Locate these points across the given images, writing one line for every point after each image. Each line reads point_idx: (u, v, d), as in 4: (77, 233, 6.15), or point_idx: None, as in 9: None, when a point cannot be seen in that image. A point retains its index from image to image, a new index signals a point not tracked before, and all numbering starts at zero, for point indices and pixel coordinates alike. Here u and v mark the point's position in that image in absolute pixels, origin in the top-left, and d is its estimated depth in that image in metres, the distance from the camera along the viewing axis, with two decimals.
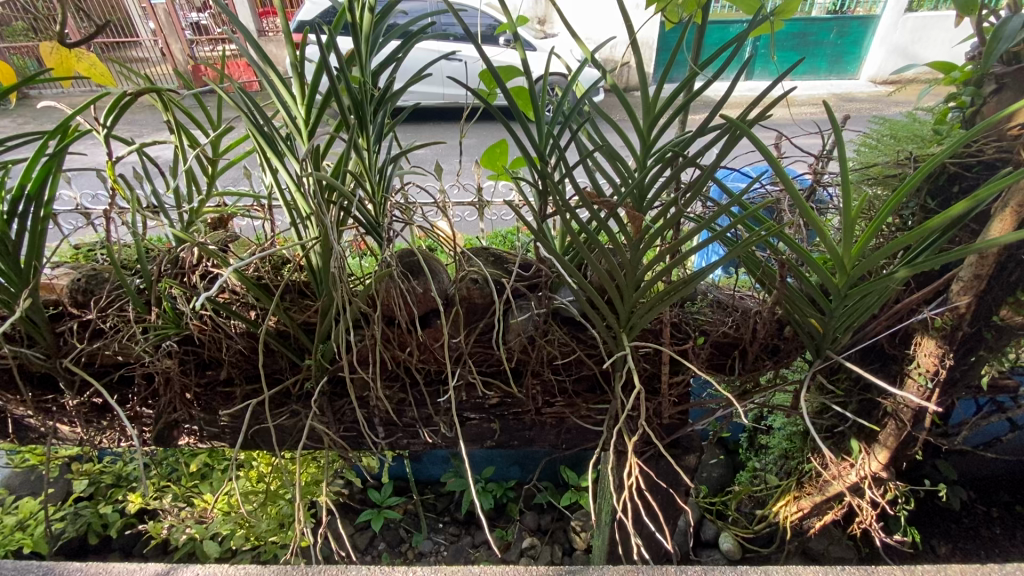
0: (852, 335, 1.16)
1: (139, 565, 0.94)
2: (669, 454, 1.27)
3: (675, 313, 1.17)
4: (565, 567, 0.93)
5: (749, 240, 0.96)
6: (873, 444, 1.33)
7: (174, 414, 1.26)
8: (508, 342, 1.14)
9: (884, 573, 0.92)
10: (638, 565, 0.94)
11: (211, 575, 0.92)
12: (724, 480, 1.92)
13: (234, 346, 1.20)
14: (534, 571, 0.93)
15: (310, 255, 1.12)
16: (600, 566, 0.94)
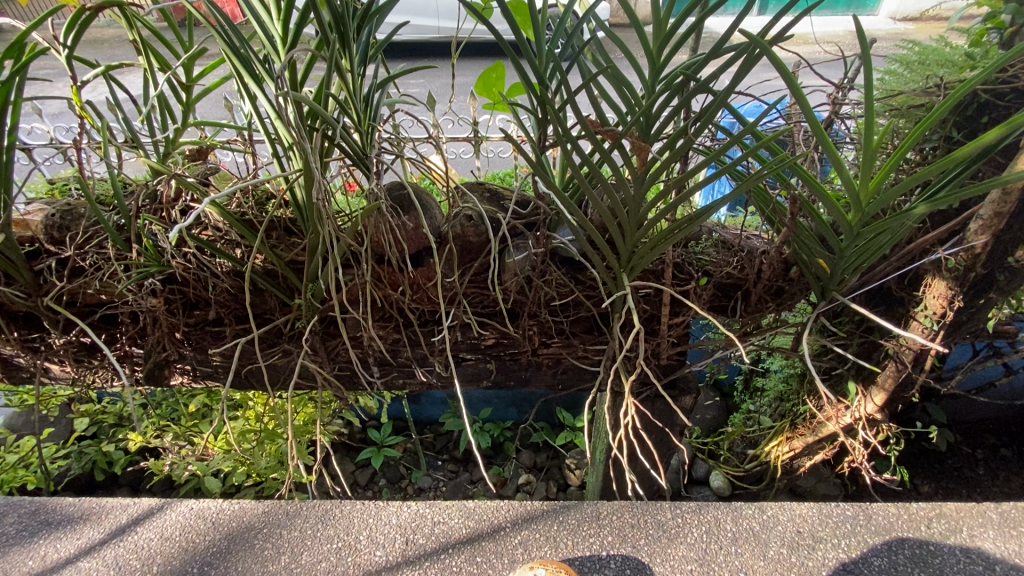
0: (860, 277, 1.12)
1: (132, 500, 0.93)
2: (666, 394, 1.27)
3: (678, 253, 1.12)
4: (560, 501, 0.93)
5: (761, 174, 0.90)
6: (871, 386, 1.33)
7: (164, 353, 1.23)
8: (503, 283, 1.09)
9: (878, 509, 0.93)
10: (632, 500, 0.94)
11: (205, 508, 0.92)
12: (718, 421, 1.95)
13: (221, 284, 1.16)
14: (529, 506, 0.93)
15: (294, 189, 1.06)
16: (595, 501, 0.94)
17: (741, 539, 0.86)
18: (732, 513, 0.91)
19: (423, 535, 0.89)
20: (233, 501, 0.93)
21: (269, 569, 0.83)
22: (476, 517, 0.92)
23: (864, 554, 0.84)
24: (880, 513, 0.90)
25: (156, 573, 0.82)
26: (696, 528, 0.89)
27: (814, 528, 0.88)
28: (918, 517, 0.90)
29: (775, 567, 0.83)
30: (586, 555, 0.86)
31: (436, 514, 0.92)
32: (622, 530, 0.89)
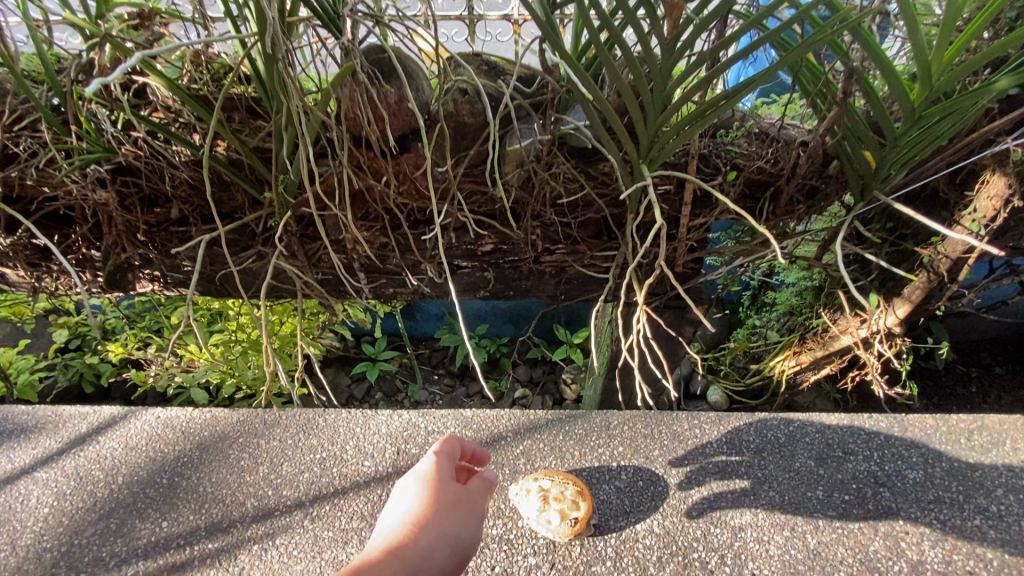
0: (906, 174, 1.00)
1: (91, 409, 0.94)
2: (677, 304, 1.18)
3: (705, 143, 0.98)
4: (567, 410, 0.93)
5: (818, 38, 0.74)
6: (894, 299, 1.24)
7: (124, 256, 1.11)
8: (504, 176, 0.95)
9: (916, 420, 0.91)
10: (643, 409, 0.94)
11: (172, 418, 0.92)
12: (718, 338, 1.83)
13: (180, 176, 1.01)
14: (539, 415, 0.93)
15: (254, 57, 0.88)
16: (605, 411, 0.94)
17: (764, 451, 0.87)
18: (756, 424, 0.91)
19: (415, 444, 0.88)
20: (201, 411, 0.93)
21: (248, 480, 0.84)
22: (474, 427, 0.91)
23: (903, 462, 0.85)
24: (915, 425, 0.90)
25: (122, 484, 0.83)
26: (715, 436, 0.90)
27: (844, 440, 0.88)
28: (958, 430, 0.90)
29: (801, 478, 0.84)
30: (593, 466, 0.86)
31: (430, 424, 0.91)
32: (634, 441, 0.89)
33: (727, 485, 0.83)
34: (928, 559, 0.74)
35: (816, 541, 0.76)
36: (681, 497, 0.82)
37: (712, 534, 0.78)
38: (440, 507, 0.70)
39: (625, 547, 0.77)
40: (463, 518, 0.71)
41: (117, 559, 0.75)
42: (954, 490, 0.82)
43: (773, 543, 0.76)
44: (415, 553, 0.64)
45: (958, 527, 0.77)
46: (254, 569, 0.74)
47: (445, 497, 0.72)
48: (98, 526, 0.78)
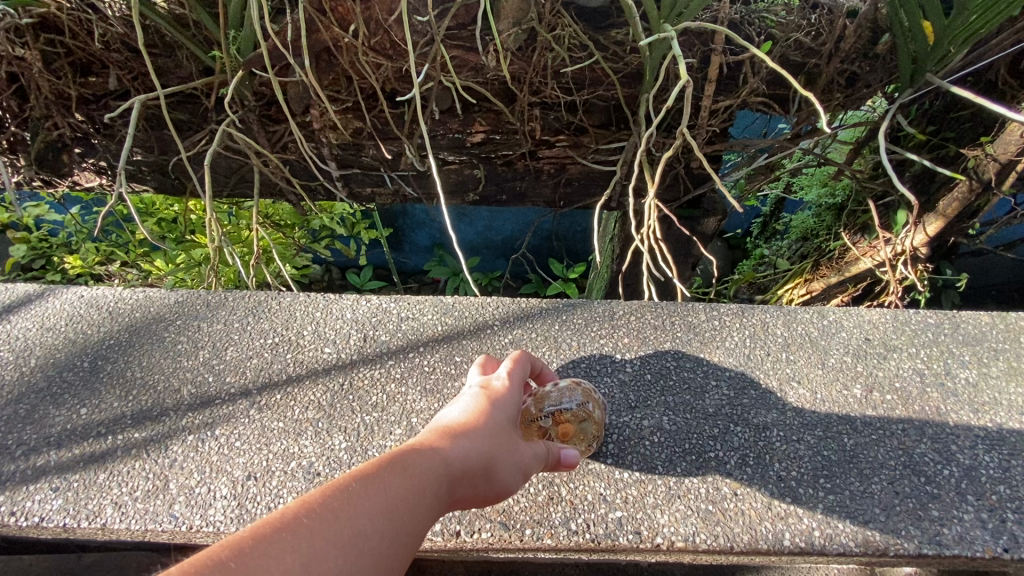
0: (967, 54, 0.85)
1: (3, 287, 0.84)
2: (687, 212, 1.06)
3: (736, 8, 0.84)
4: (565, 300, 0.83)
5: None
6: (926, 214, 1.12)
7: (55, 134, 0.97)
8: (498, 35, 0.80)
9: (968, 315, 0.82)
10: (653, 300, 0.85)
11: (96, 296, 0.82)
12: (723, 270, 1.72)
13: (113, 32, 0.85)
14: (533, 304, 0.83)
15: None
16: (609, 300, 0.83)
17: (793, 345, 0.78)
18: (785, 317, 0.81)
19: (386, 330, 0.79)
20: (131, 291, 0.83)
21: (186, 365, 0.75)
22: (455, 314, 0.81)
23: (944, 363, 0.77)
24: (971, 323, 0.81)
25: (35, 367, 0.74)
26: (737, 331, 0.80)
27: (885, 336, 0.79)
28: (1014, 327, 0.80)
29: (836, 375, 0.75)
30: (593, 357, 0.77)
31: (404, 310, 0.81)
32: (642, 332, 0.80)
33: (748, 381, 0.75)
34: (983, 464, 0.67)
35: (853, 442, 0.69)
36: (696, 393, 0.73)
37: (732, 431, 0.70)
38: (495, 418, 0.55)
39: (627, 445, 0.69)
40: (519, 439, 0.55)
41: (26, 448, 0.67)
42: (1010, 391, 0.74)
43: (802, 444, 0.69)
44: (467, 461, 0.48)
45: (1015, 431, 0.70)
46: (189, 461, 0.66)
47: (503, 411, 0.56)
48: (5, 412, 0.70)
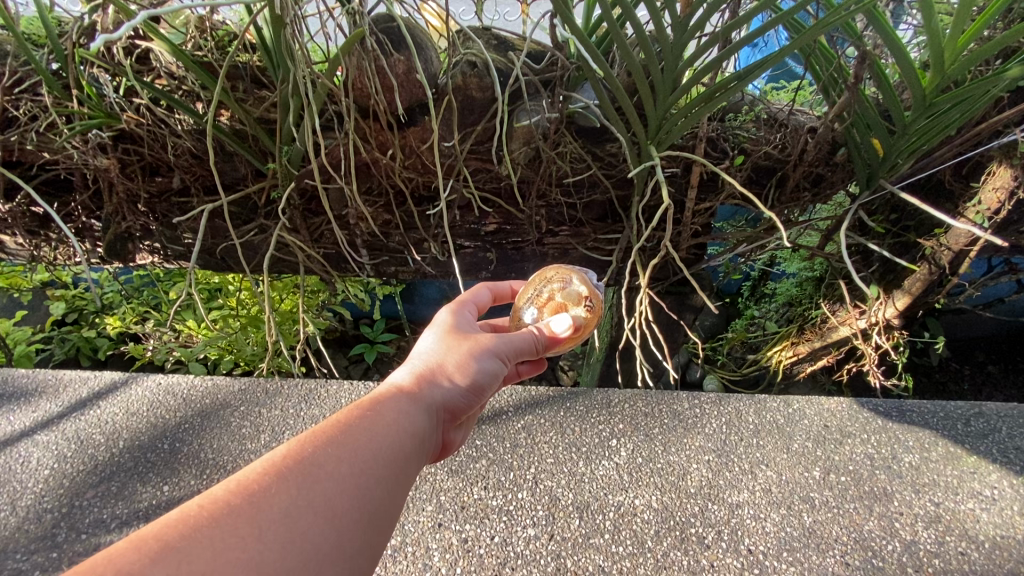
0: (914, 164, 0.99)
1: (92, 376, 1.05)
2: (678, 291, 1.20)
3: (713, 126, 0.98)
4: (569, 390, 0.99)
5: (833, 19, 0.75)
6: (894, 291, 1.25)
7: (124, 225, 1.11)
8: (511, 152, 0.95)
9: (912, 406, 0.97)
10: (644, 390, 1.00)
11: (174, 383, 1.03)
12: (717, 328, 1.80)
13: (183, 145, 1.00)
14: (540, 393, 1.00)
15: (261, 24, 0.87)
16: (606, 390, 1.00)
17: (762, 432, 0.91)
18: (756, 407, 0.96)
19: None
20: (202, 381, 1.03)
21: (251, 446, 0.91)
22: None
23: (895, 449, 0.89)
24: (914, 411, 0.96)
25: (123, 448, 0.92)
26: (715, 419, 0.94)
27: (841, 423, 0.93)
28: (953, 416, 0.95)
29: (798, 459, 0.87)
30: (593, 441, 0.91)
31: None
32: (634, 419, 0.94)
33: (723, 464, 0.87)
34: (921, 540, 0.77)
35: (812, 519, 0.79)
36: (679, 474, 0.85)
37: (709, 509, 0.81)
38: (453, 344, 0.68)
39: (622, 521, 0.79)
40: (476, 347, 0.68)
41: (118, 521, 0.80)
42: (948, 474, 0.86)
43: (769, 521, 0.79)
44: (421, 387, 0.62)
45: (950, 509, 0.81)
46: None
47: (460, 337, 0.70)
48: (99, 489, 0.85)
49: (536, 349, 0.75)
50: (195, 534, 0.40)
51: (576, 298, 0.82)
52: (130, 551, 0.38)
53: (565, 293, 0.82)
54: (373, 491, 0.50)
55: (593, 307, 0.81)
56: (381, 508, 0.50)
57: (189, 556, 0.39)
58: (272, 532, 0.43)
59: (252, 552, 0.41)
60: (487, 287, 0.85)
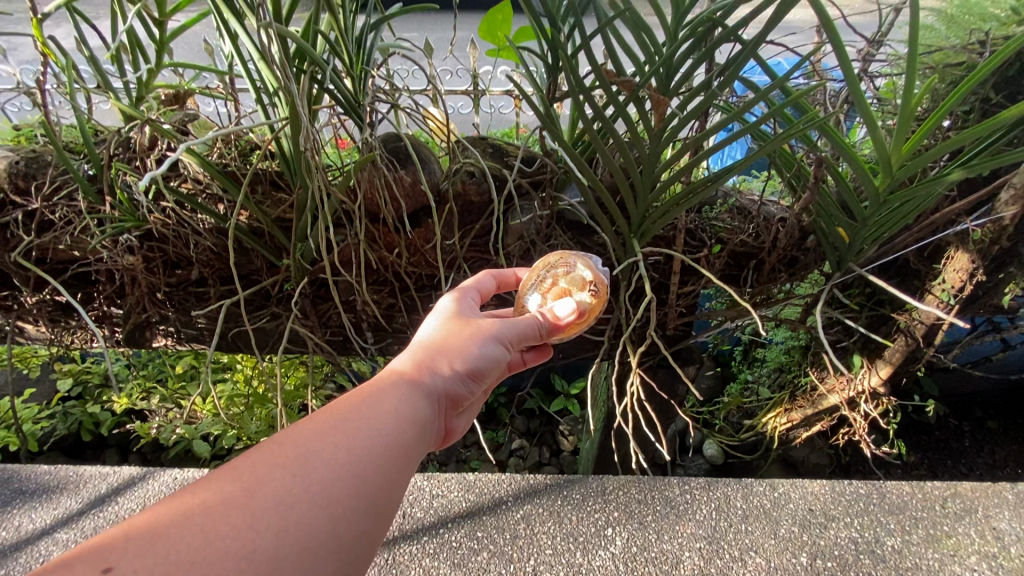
0: (878, 247, 1.07)
1: (111, 471, 1.10)
2: (669, 365, 1.26)
3: (691, 218, 1.08)
4: (565, 477, 1.04)
5: (788, 133, 0.85)
6: (877, 360, 1.31)
7: (144, 314, 1.18)
8: (506, 246, 1.04)
9: (891, 487, 1.03)
10: (637, 475, 1.05)
11: (189, 478, 1.09)
12: (713, 392, 1.87)
13: (204, 242, 1.08)
14: (537, 479, 1.04)
15: (281, 139, 0.97)
16: (601, 476, 1.05)
17: (750, 517, 0.96)
18: (743, 490, 1.01)
19: (420, 508, 0.99)
20: None
21: None
22: (475, 490, 1.03)
23: (876, 532, 0.95)
24: (894, 492, 1.01)
25: None
26: (705, 505, 0.99)
27: (825, 506, 0.99)
28: (933, 497, 1.01)
29: (785, 545, 0.92)
30: (590, 530, 0.95)
31: (434, 488, 1.03)
32: (628, 506, 0.99)
33: (714, 551, 0.92)
34: None
35: None
36: (672, 563, 0.90)
37: None
38: (449, 336, 0.80)
39: None
40: (468, 339, 0.79)
41: None
42: (929, 556, 0.91)
43: None
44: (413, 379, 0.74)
45: None
46: None
47: (456, 329, 0.81)
48: None
49: (535, 331, 0.86)
50: (190, 517, 0.53)
51: (580, 283, 0.92)
52: (139, 531, 0.51)
53: (571, 275, 0.93)
54: (355, 475, 0.61)
55: (598, 291, 0.91)
56: (359, 493, 0.60)
57: (180, 540, 0.51)
58: (254, 518, 0.54)
59: (230, 538, 0.52)
60: (490, 276, 0.95)
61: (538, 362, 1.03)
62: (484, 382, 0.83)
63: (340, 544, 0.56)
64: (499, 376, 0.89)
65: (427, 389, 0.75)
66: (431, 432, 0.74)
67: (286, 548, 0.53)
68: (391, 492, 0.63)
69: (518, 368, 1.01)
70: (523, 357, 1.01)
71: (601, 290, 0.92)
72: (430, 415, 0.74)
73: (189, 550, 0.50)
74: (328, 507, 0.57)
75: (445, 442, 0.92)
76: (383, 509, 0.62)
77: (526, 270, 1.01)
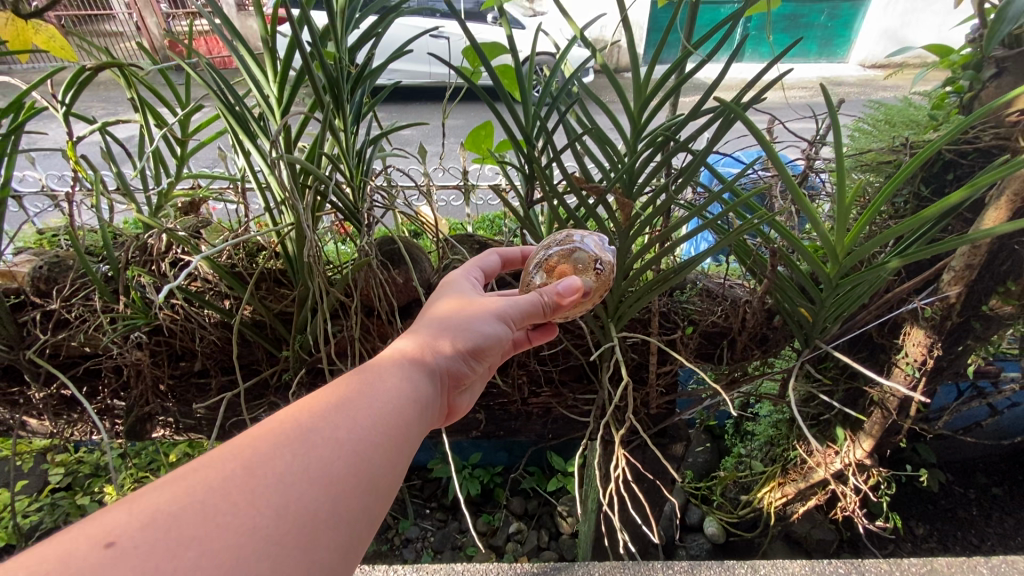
0: (840, 326, 1.13)
1: None
2: (655, 444, 1.30)
3: (664, 302, 1.19)
4: (551, 565, 1.06)
5: (741, 229, 0.92)
6: (859, 432, 1.34)
7: (146, 406, 1.22)
8: None
9: (869, 567, 1.07)
10: (622, 562, 1.08)
11: None
12: (710, 465, 1.87)
13: (208, 335, 1.14)
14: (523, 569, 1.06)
15: (285, 242, 1.07)
16: (587, 564, 1.07)
17: None
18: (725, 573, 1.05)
19: None
20: None
21: None
22: None
23: None
24: (871, 572, 1.06)
25: None
26: None
27: None
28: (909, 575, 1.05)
29: None
30: None
31: None
32: None
33: None
34: None
35: None
36: None
37: None
38: (447, 317, 0.85)
39: None
40: (465, 318, 0.85)
41: None
42: None
43: None
44: (413, 355, 0.79)
45: None
46: None
47: (454, 309, 0.87)
48: None
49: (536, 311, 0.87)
50: (194, 492, 0.54)
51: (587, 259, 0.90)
52: (142, 506, 0.52)
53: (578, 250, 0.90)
54: (358, 446, 0.64)
55: (602, 270, 0.88)
56: (360, 469, 0.62)
57: (184, 514, 0.52)
58: (256, 494, 0.55)
59: (233, 512, 0.53)
60: (496, 253, 1.03)
61: (543, 341, 1.04)
62: (483, 359, 0.88)
63: (343, 516, 0.59)
64: (499, 354, 0.94)
65: (426, 370, 0.79)
66: (430, 411, 0.78)
67: (289, 522, 0.55)
68: (392, 468, 0.66)
69: (522, 346, 1.04)
70: (527, 335, 1.03)
71: (606, 269, 0.88)
72: (430, 394, 0.77)
73: (192, 524, 0.52)
74: (329, 484, 0.59)
75: (448, 420, 0.96)
76: (385, 482, 0.64)
77: (533, 248, 1.06)
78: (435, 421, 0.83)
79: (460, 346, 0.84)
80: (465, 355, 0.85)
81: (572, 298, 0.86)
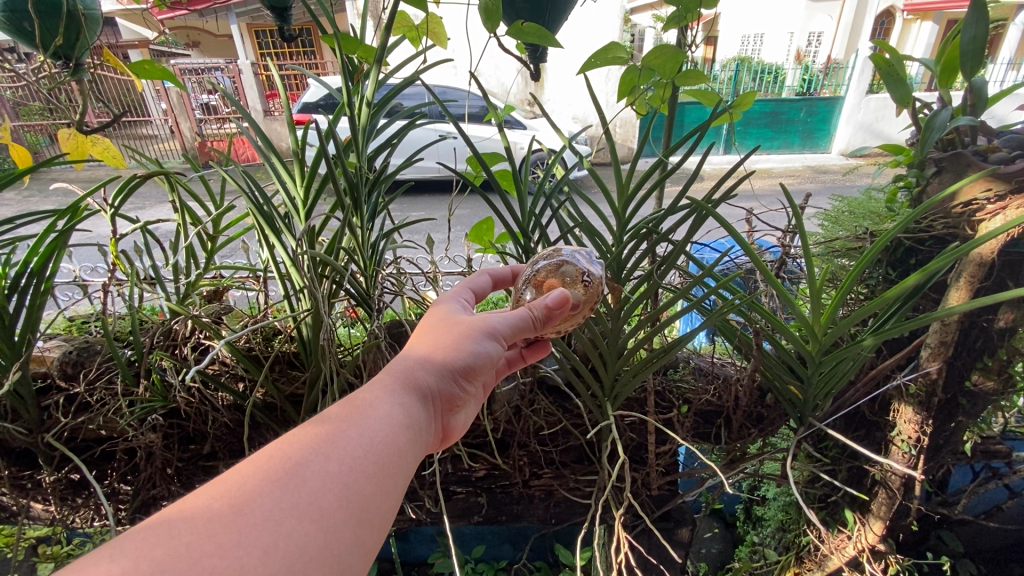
0: (832, 403, 1.16)
1: None
2: (659, 528, 1.30)
3: (658, 381, 1.25)
4: None
5: (724, 310, 0.98)
6: (868, 514, 1.31)
7: (152, 490, 1.24)
8: (495, 411, 1.20)
9: None
10: None
11: None
12: (724, 556, 1.82)
13: (220, 417, 1.19)
14: None
15: (300, 326, 1.15)
16: None
17: None
18: None
19: None
20: None
21: None
22: None
23: None
24: None
25: None
26: None
27: None
28: None
29: None
30: None
31: None
32: None
33: None
34: None
35: None
36: None
37: None
38: (435, 339, 0.89)
39: None
40: (452, 339, 0.89)
41: None
42: None
43: None
44: (401, 378, 0.83)
45: None
46: None
47: (442, 332, 0.90)
48: None
49: (526, 328, 0.91)
50: (179, 536, 0.56)
51: (575, 272, 0.93)
52: (129, 551, 0.53)
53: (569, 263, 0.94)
54: (348, 477, 0.67)
55: (590, 282, 0.91)
56: (350, 502, 0.65)
57: (169, 560, 0.53)
58: (243, 533, 0.57)
59: (220, 554, 0.55)
60: (487, 275, 1.10)
61: (537, 358, 1.08)
62: (476, 376, 0.91)
63: (333, 553, 0.61)
64: (492, 372, 0.97)
65: (416, 396, 0.83)
66: (423, 436, 0.82)
67: (278, 560, 0.57)
68: (383, 497, 0.69)
69: (517, 364, 1.08)
70: (521, 352, 1.07)
71: (594, 282, 0.92)
72: (422, 419, 0.81)
73: (176, 569, 0.53)
74: (318, 519, 0.62)
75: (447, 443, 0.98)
76: (374, 514, 0.67)
77: (523, 265, 1.11)
78: (431, 445, 0.86)
79: (452, 368, 0.88)
80: (457, 377, 0.89)
81: (560, 312, 0.89)
